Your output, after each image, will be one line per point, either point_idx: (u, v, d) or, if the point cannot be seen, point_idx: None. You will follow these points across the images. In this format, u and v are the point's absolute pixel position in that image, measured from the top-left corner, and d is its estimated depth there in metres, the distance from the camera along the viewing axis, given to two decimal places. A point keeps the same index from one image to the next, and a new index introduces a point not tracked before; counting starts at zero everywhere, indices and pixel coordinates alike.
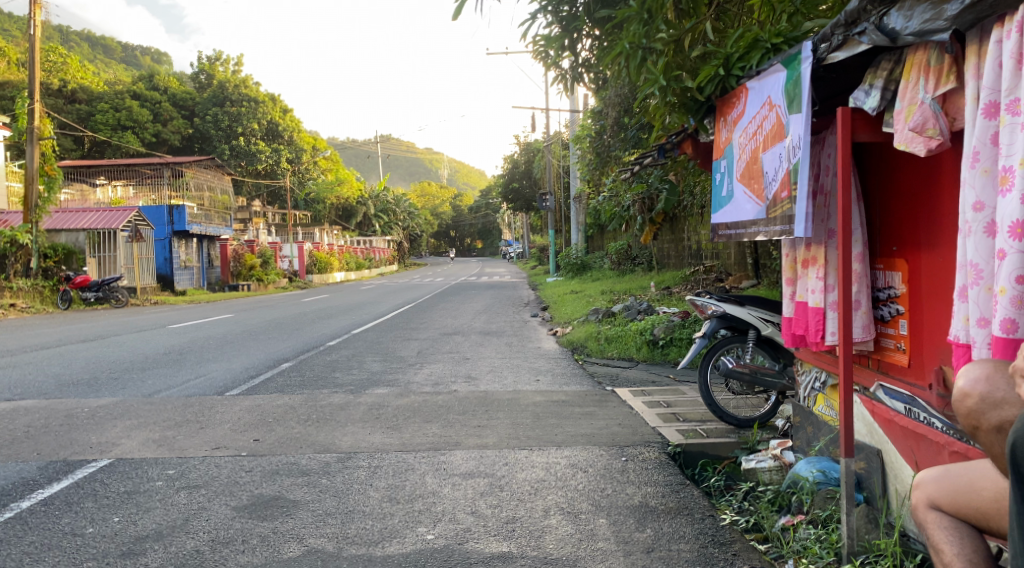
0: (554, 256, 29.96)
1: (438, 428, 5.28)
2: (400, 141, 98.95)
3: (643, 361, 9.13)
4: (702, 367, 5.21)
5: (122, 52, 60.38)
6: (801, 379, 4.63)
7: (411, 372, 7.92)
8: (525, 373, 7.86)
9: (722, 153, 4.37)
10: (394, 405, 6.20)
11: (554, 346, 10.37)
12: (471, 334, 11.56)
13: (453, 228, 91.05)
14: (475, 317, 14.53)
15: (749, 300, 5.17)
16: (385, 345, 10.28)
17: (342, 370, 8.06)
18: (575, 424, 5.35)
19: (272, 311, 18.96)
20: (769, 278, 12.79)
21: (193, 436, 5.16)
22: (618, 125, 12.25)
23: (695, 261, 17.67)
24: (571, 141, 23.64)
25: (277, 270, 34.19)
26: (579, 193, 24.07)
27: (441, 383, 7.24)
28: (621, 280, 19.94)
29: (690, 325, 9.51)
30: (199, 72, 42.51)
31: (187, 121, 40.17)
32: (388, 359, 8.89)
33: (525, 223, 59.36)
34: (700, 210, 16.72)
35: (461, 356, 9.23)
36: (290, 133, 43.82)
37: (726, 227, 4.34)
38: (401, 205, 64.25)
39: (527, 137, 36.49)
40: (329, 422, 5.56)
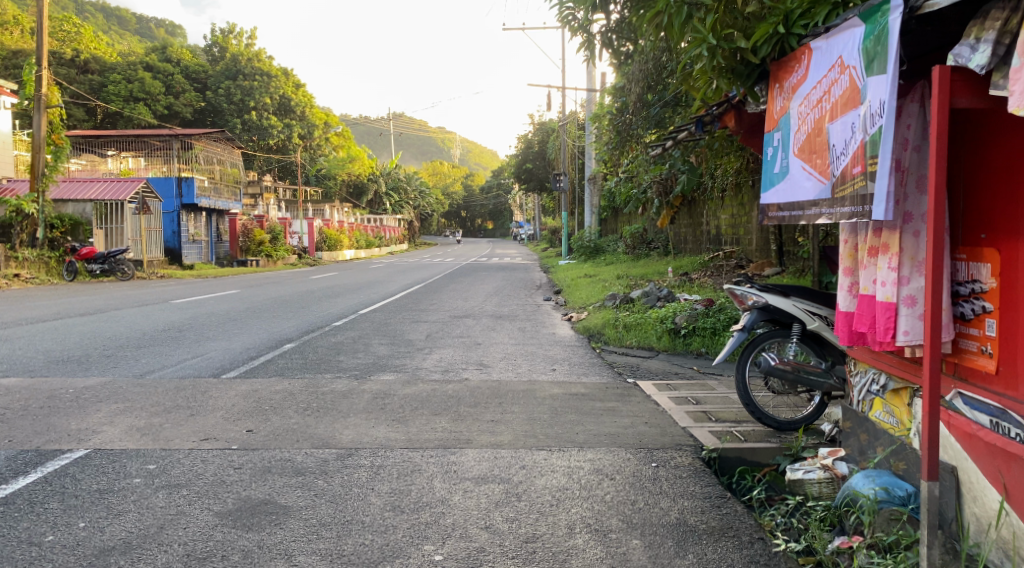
0: (566, 238, 29.43)
1: (447, 422, 4.84)
2: (414, 120, 98.31)
3: (663, 352, 8.68)
4: (740, 364, 4.73)
5: (136, 24, 59.87)
6: (854, 381, 4.14)
7: (419, 357, 7.49)
8: (539, 361, 7.41)
9: (776, 126, 3.88)
10: (400, 394, 5.76)
11: (569, 332, 9.92)
12: (483, 318, 11.11)
13: (464, 209, 90.64)
14: (486, 300, 14.07)
15: (794, 290, 4.70)
16: (393, 327, 9.84)
17: (346, 354, 7.63)
18: (598, 422, 4.89)
19: (280, 288, 18.60)
20: (794, 267, 12.24)
21: (181, 425, 4.74)
22: (641, 104, 11.72)
23: (714, 247, 17.13)
24: (587, 121, 23.04)
25: (286, 246, 33.84)
26: (594, 174, 23.52)
27: (451, 370, 6.81)
28: (636, 265, 19.44)
29: (714, 314, 9.03)
30: (212, 44, 41.94)
31: (200, 94, 39.71)
32: (395, 343, 8.46)
33: (536, 204, 58.74)
34: (721, 194, 16.17)
35: (472, 340, 8.79)
36: (302, 108, 43.25)
37: (779, 209, 3.85)
38: (412, 183, 63.74)
39: (542, 117, 35.86)
40: (330, 412, 5.12)
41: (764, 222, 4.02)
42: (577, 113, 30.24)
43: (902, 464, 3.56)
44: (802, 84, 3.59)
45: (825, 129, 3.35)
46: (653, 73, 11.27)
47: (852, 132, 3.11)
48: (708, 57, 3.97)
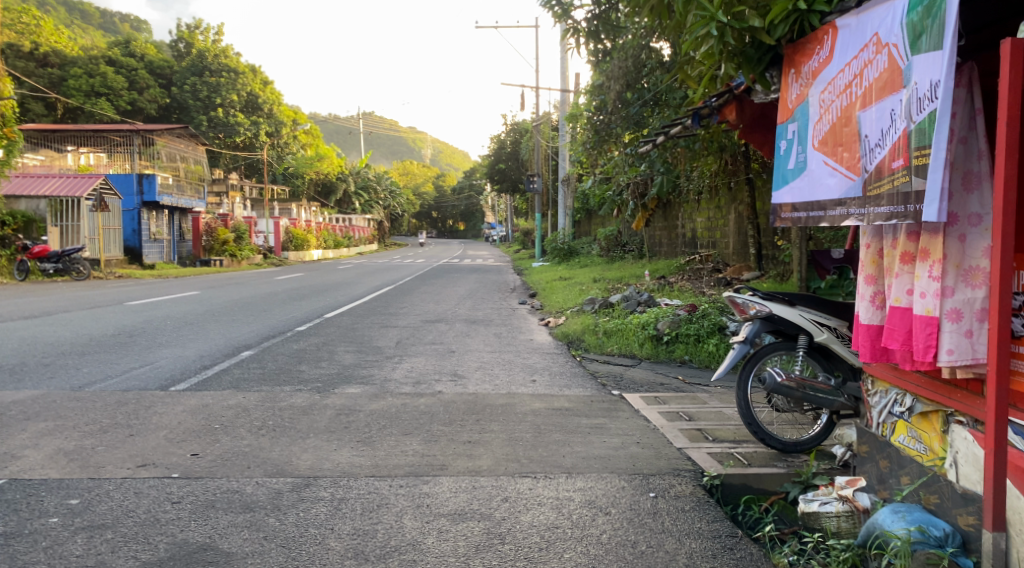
0: (539, 240, 28.98)
1: (419, 445, 4.36)
2: (385, 121, 97.35)
3: (646, 359, 8.28)
4: (742, 380, 4.29)
5: (99, 18, 58.28)
6: (871, 401, 3.74)
7: (388, 366, 6.98)
8: (517, 370, 6.96)
9: (792, 117, 3.47)
10: (367, 410, 5.27)
11: (546, 338, 9.47)
12: (455, 322, 10.62)
13: (434, 209, 90.15)
14: (458, 303, 13.57)
15: (800, 300, 4.32)
16: (360, 333, 9.30)
17: (310, 363, 7.09)
18: (585, 443, 4.44)
19: (243, 289, 17.87)
20: (775, 272, 11.97)
21: (116, 448, 4.18)
22: (620, 102, 11.32)
23: (690, 250, 16.83)
24: (561, 121, 22.64)
25: (251, 245, 33.01)
26: (568, 175, 23.12)
27: (424, 381, 6.31)
28: (611, 268, 19.07)
29: (698, 320, 8.65)
30: (178, 39, 40.82)
31: (164, 90, 38.70)
32: (362, 350, 7.93)
33: (507, 205, 58.38)
34: (698, 196, 15.86)
35: (445, 348, 8.30)
36: (270, 106, 42.26)
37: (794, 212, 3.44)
38: (382, 183, 62.91)
39: (515, 118, 35.43)
40: (286, 432, 4.61)
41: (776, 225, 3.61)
42: (551, 114, 29.89)
43: (933, 498, 3.15)
44: (825, 67, 3.18)
45: (855, 118, 2.94)
46: (632, 69, 10.87)
47: (891, 121, 2.71)
48: (716, 38, 3.51)
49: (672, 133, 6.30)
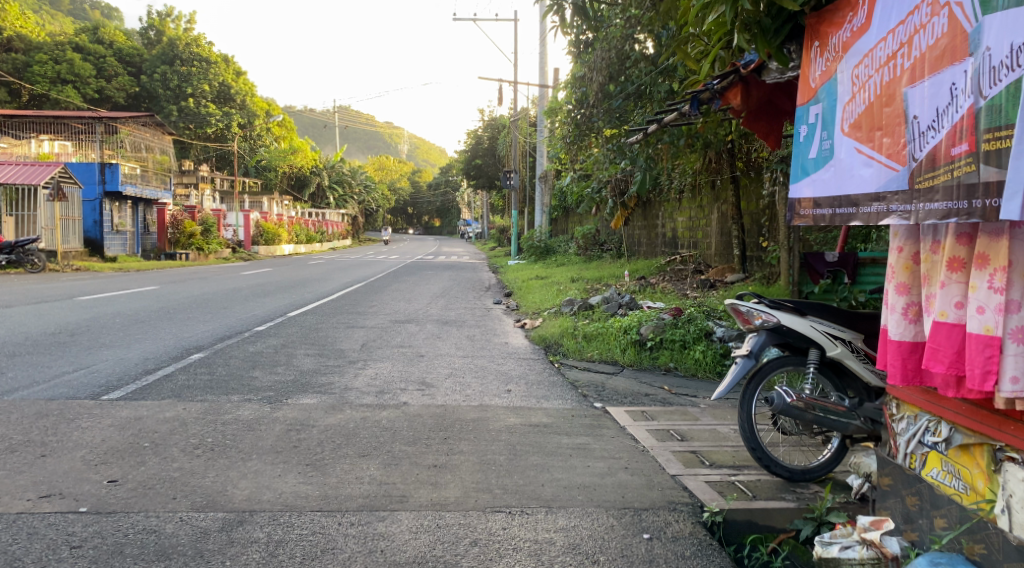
0: (515, 238, 28.47)
1: (377, 470, 3.82)
2: (360, 115, 96.20)
3: (628, 366, 7.80)
4: (745, 398, 3.81)
5: (69, 4, 56.69)
6: (896, 427, 3.25)
7: (350, 373, 6.41)
8: (491, 378, 6.43)
9: (816, 98, 2.99)
10: (322, 426, 4.71)
11: (523, 342, 8.94)
12: (427, 323, 10.07)
13: (410, 204, 89.60)
14: (431, 302, 13.02)
15: (810, 309, 3.86)
16: (323, 335, 8.71)
17: (266, 368, 6.50)
18: (567, 468, 3.92)
19: (206, 284, 17.11)
20: (759, 274, 11.58)
21: (20, 473, 3.57)
22: (602, 94, 10.79)
23: (670, 250, 16.41)
24: (540, 117, 22.15)
25: (219, 239, 32.14)
26: (546, 172, 22.64)
27: (388, 391, 5.75)
28: (589, 267, 18.62)
29: (683, 325, 8.19)
30: (148, 27, 39.66)
31: (133, 79, 37.61)
32: (324, 354, 7.36)
33: (482, 201, 57.82)
34: (679, 194, 15.46)
35: (414, 351, 7.74)
36: (243, 97, 41.25)
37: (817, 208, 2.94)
38: (357, 177, 62.05)
39: (492, 113, 34.87)
40: (226, 453, 4.03)
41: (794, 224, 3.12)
42: (529, 109, 29.37)
43: (979, 549, 2.67)
44: (859, 39, 2.69)
45: (899, 95, 2.45)
46: (616, 61, 10.37)
47: (949, 97, 2.23)
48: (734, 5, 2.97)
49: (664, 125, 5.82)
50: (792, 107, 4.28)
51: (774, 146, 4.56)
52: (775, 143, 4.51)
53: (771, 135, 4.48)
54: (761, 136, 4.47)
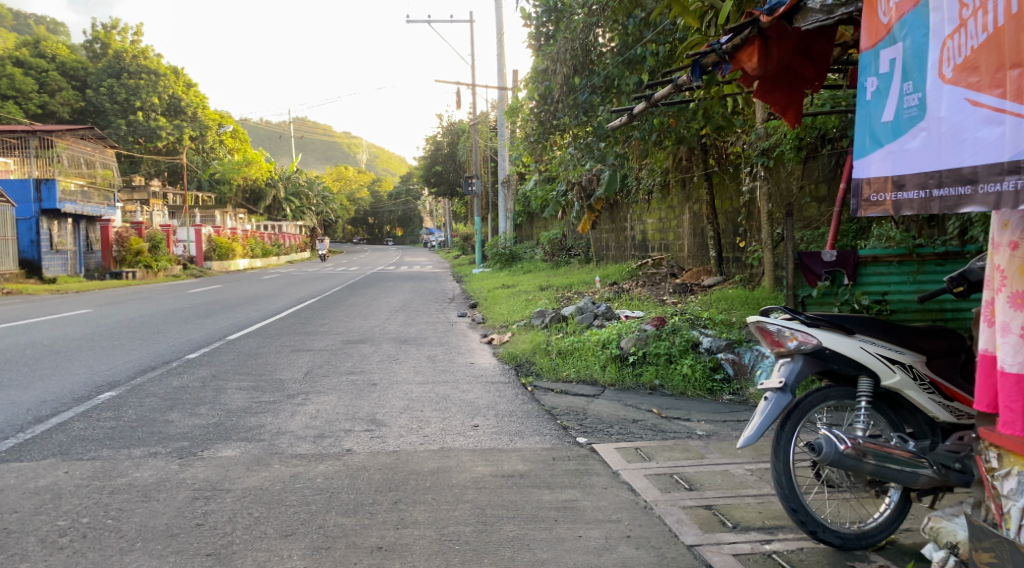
0: (478, 246, 27.58)
1: (300, 561, 2.88)
2: (317, 127, 94.71)
3: (610, 386, 6.93)
4: (779, 443, 2.95)
5: (12, 19, 54.33)
6: (1003, 486, 2.45)
7: (286, 411, 5.42)
8: (454, 410, 5.49)
9: (891, 37, 2.97)
10: (240, 490, 3.73)
11: (490, 360, 8.03)
12: (383, 342, 9.09)
13: (371, 214, 88.22)
14: (389, 317, 12.04)
15: (857, 324, 3.02)
16: (263, 362, 7.67)
17: (186, 409, 5.48)
18: (552, 544, 3.01)
19: (146, 305, 15.87)
20: (739, 276, 10.85)
21: None
22: (567, 88, 9.84)
23: (641, 254, 15.64)
24: (501, 120, 21.29)
25: (168, 255, 30.72)
26: (508, 177, 21.78)
27: (330, 435, 4.80)
28: (556, 274, 17.82)
29: (668, 337, 7.35)
30: (93, 40, 37.81)
31: (78, 93, 35.93)
32: (260, 387, 6.35)
33: (443, 208, 56.87)
34: (648, 195, 14.72)
35: (365, 378, 6.76)
36: (194, 109, 39.67)
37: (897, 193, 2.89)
38: (315, 188, 60.61)
39: (451, 118, 33.97)
40: (102, 543, 3.04)
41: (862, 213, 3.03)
42: (489, 114, 28.54)
43: None
44: None
45: None
46: (581, 52, 9.50)
47: None
48: None
49: (653, 106, 5.49)
50: (813, 74, 4.04)
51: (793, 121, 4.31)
52: (792, 117, 4.26)
53: (788, 107, 4.24)
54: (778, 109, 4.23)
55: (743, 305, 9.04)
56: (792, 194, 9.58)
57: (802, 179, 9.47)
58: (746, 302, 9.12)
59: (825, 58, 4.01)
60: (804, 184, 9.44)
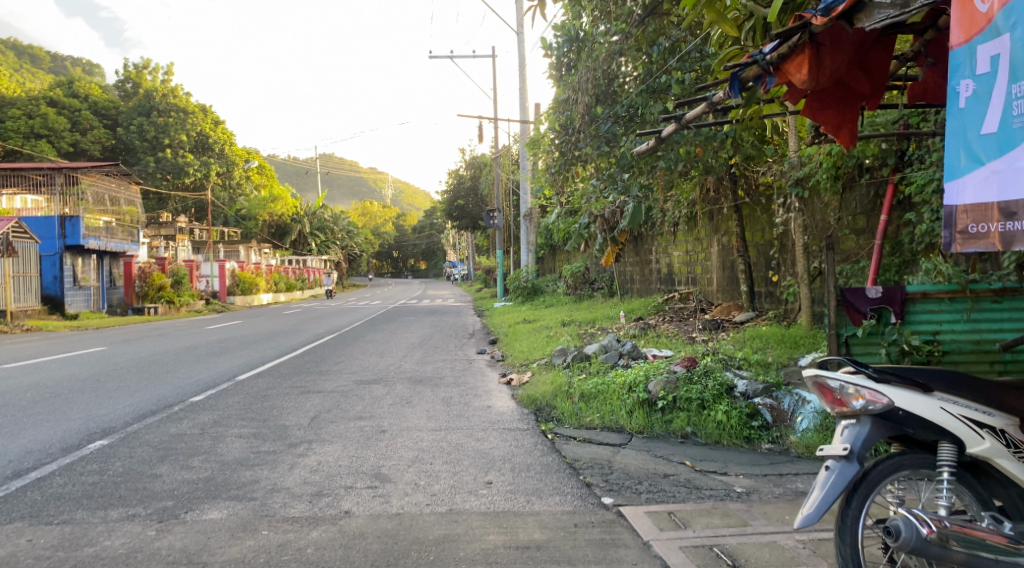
0: (501, 279, 27.19)
1: None
2: (342, 162, 95.67)
3: (637, 434, 6.43)
4: (846, 521, 2.63)
5: (49, 61, 55.60)
6: None
7: (284, 464, 5.00)
8: (467, 463, 5.01)
9: (988, 36, 3.33)
10: (219, 564, 3.29)
11: (509, 403, 7.54)
12: (397, 383, 8.66)
13: (395, 248, 88.47)
14: (407, 355, 11.62)
15: (937, 380, 2.68)
16: (269, 405, 7.27)
17: (178, 460, 5.07)
18: None
19: (162, 341, 15.61)
20: (771, 313, 10.32)
21: None
22: (589, 118, 9.45)
23: (667, 288, 15.12)
24: (523, 152, 21.04)
25: (191, 290, 30.75)
26: (530, 210, 21.45)
27: (328, 494, 4.35)
28: (580, 308, 17.36)
29: (700, 379, 6.84)
30: (125, 80, 38.15)
31: (109, 131, 36.40)
32: (261, 435, 5.92)
33: (466, 241, 56.71)
34: (674, 227, 14.27)
35: (375, 425, 6.31)
36: (221, 146, 39.99)
37: (975, 193, 3.39)
38: (339, 223, 60.89)
39: (473, 152, 33.92)
40: None
41: (949, 208, 3.50)
42: (512, 148, 28.37)
43: None
44: None
45: None
46: (604, 81, 9.12)
47: None
48: None
49: (687, 126, 5.16)
50: (869, 87, 3.87)
51: (848, 142, 4.09)
52: (848, 138, 4.04)
53: (842, 127, 4.04)
54: (832, 130, 4.02)
55: (778, 344, 8.51)
56: (829, 226, 9.08)
57: (839, 211, 8.94)
58: (782, 341, 8.58)
59: (881, 73, 3.90)
60: (841, 216, 8.92)
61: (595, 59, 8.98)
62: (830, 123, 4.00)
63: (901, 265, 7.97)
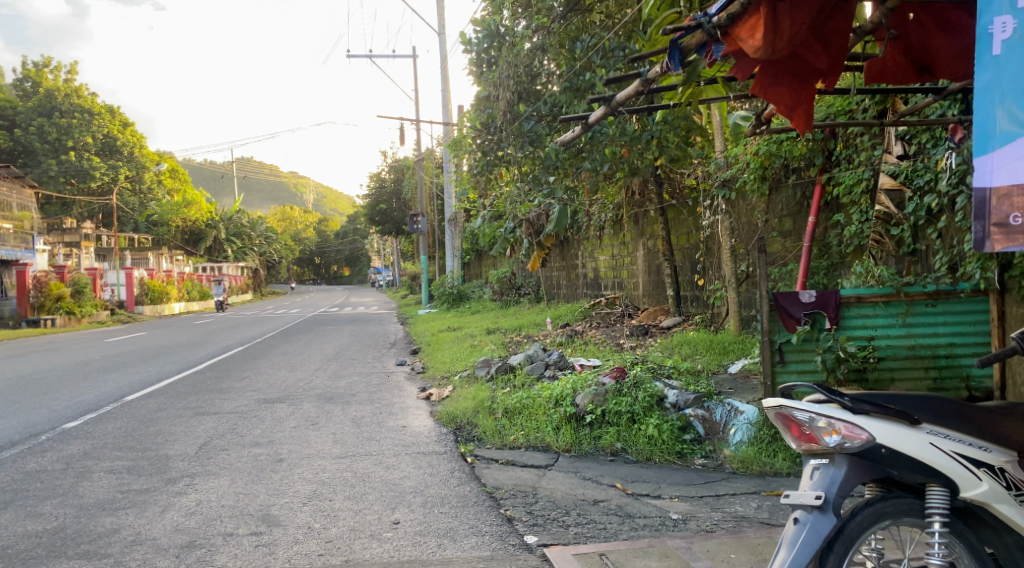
0: (426, 285, 26.44)
1: None
2: (262, 167, 92.81)
3: (564, 452, 5.91)
4: None
5: None
6: None
7: (155, 507, 4.28)
8: (372, 499, 4.39)
9: None
10: None
11: (426, 421, 6.94)
12: (304, 401, 7.94)
13: (317, 255, 86.31)
14: (320, 368, 10.85)
15: (922, 411, 2.64)
16: (153, 431, 6.45)
17: (25, 507, 4.28)
18: None
19: (51, 356, 14.32)
20: (699, 317, 10.04)
21: None
22: (510, 116, 8.88)
23: (593, 292, 14.79)
24: (446, 155, 20.46)
25: (93, 300, 28.84)
26: (454, 214, 20.86)
27: (199, 546, 3.68)
28: (505, 315, 16.88)
29: (630, 391, 6.38)
30: (24, 79, 35.49)
31: (5, 132, 33.92)
32: (135, 470, 5.15)
33: (392, 247, 55.54)
34: (600, 231, 13.94)
35: (272, 453, 5.61)
36: (131, 149, 37.81)
37: (1009, 173, 2.90)
38: (258, 229, 58.83)
39: (396, 155, 33.13)
40: None
41: (978, 194, 2.98)
42: (435, 151, 27.75)
43: None
44: None
45: None
46: (526, 78, 8.61)
47: None
48: None
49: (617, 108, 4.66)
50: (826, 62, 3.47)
51: (802, 126, 3.61)
52: (803, 120, 3.56)
53: (797, 108, 3.56)
54: (785, 110, 3.53)
55: (707, 351, 8.17)
56: (757, 228, 8.84)
57: (767, 213, 8.69)
58: (711, 348, 8.24)
59: (839, 46, 3.52)
60: (768, 217, 8.68)
61: (516, 52, 8.48)
62: (782, 101, 3.50)
63: (830, 268, 7.72)
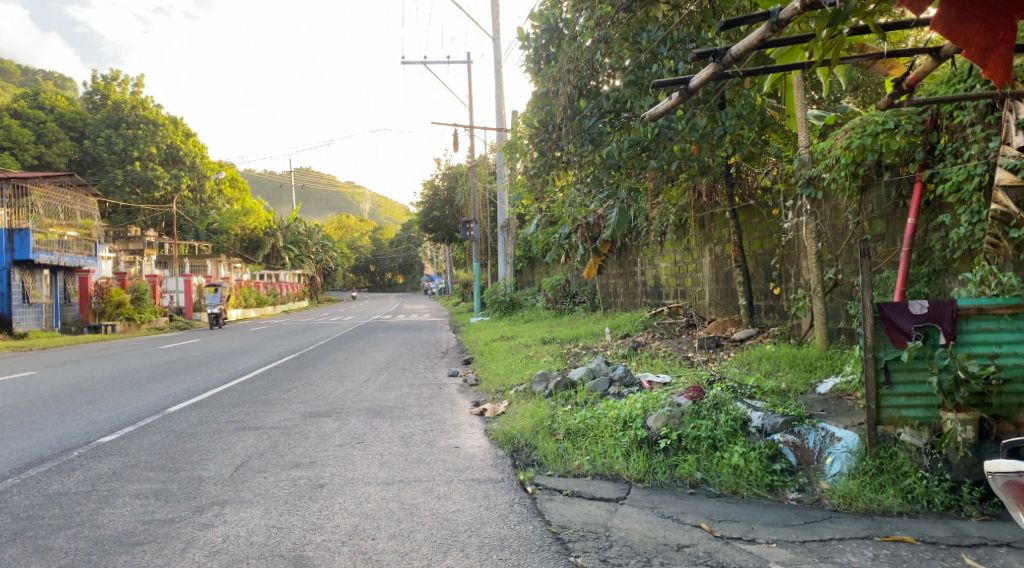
0: (479, 293, 25.98)
1: None
2: (319, 176, 94.10)
3: (636, 483, 5.22)
4: None
5: (21, 74, 53.00)
6: None
7: (178, 542, 3.79)
8: (421, 540, 3.82)
9: None
10: None
11: (480, 442, 6.33)
12: (350, 416, 7.42)
13: (372, 262, 86.90)
14: (369, 380, 10.35)
15: None
16: (190, 448, 5.99)
17: (37, 539, 3.83)
18: None
19: (103, 363, 14.18)
20: (776, 329, 9.22)
21: None
22: (571, 112, 8.22)
23: (653, 301, 14.02)
24: (500, 160, 19.96)
25: (152, 307, 29.19)
26: (508, 221, 20.33)
27: None
28: (560, 324, 16.23)
29: (709, 414, 5.68)
30: (93, 91, 36.40)
31: (76, 144, 34.72)
32: (163, 494, 4.68)
33: (445, 255, 55.37)
34: (662, 236, 13.19)
35: (312, 477, 5.10)
36: (192, 159, 38.40)
37: None
38: (314, 237, 59.41)
39: (450, 162, 32.84)
40: None
41: None
42: (489, 158, 27.30)
43: None
44: None
45: None
46: (587, 72, 7.94)
47: None
48: None
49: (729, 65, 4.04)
50: None
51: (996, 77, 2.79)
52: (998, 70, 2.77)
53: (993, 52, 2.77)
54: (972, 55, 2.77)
55: (791, 367, 7.38)
56: (845, 231, 8.02)
57: (857, 214, 7.84)
58: (795, 363, 7.44)
59: None
60: (858, 219, 7.83)
61: (579, 42, 7.85)
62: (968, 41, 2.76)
63: (931, 275, 6.88)
